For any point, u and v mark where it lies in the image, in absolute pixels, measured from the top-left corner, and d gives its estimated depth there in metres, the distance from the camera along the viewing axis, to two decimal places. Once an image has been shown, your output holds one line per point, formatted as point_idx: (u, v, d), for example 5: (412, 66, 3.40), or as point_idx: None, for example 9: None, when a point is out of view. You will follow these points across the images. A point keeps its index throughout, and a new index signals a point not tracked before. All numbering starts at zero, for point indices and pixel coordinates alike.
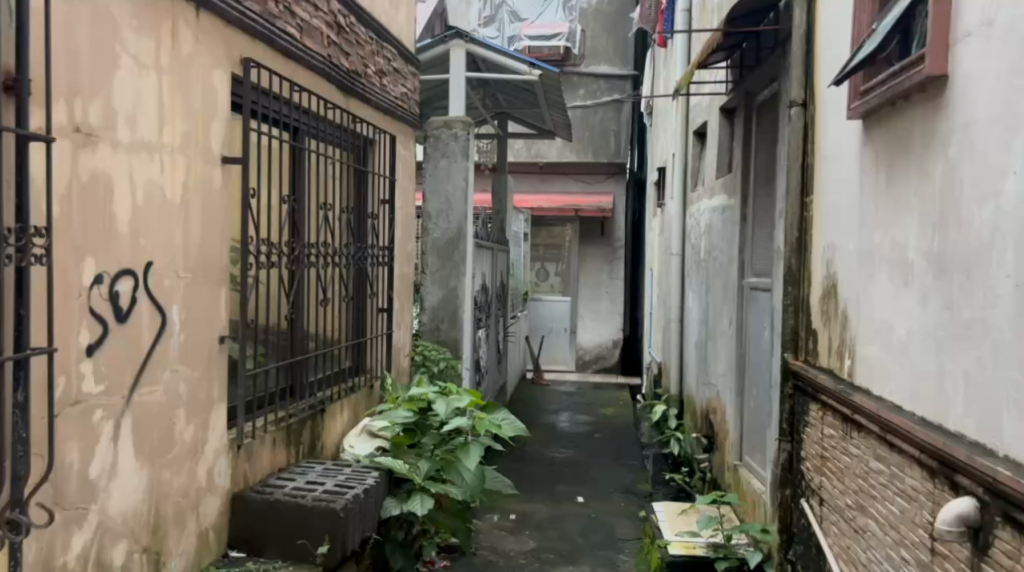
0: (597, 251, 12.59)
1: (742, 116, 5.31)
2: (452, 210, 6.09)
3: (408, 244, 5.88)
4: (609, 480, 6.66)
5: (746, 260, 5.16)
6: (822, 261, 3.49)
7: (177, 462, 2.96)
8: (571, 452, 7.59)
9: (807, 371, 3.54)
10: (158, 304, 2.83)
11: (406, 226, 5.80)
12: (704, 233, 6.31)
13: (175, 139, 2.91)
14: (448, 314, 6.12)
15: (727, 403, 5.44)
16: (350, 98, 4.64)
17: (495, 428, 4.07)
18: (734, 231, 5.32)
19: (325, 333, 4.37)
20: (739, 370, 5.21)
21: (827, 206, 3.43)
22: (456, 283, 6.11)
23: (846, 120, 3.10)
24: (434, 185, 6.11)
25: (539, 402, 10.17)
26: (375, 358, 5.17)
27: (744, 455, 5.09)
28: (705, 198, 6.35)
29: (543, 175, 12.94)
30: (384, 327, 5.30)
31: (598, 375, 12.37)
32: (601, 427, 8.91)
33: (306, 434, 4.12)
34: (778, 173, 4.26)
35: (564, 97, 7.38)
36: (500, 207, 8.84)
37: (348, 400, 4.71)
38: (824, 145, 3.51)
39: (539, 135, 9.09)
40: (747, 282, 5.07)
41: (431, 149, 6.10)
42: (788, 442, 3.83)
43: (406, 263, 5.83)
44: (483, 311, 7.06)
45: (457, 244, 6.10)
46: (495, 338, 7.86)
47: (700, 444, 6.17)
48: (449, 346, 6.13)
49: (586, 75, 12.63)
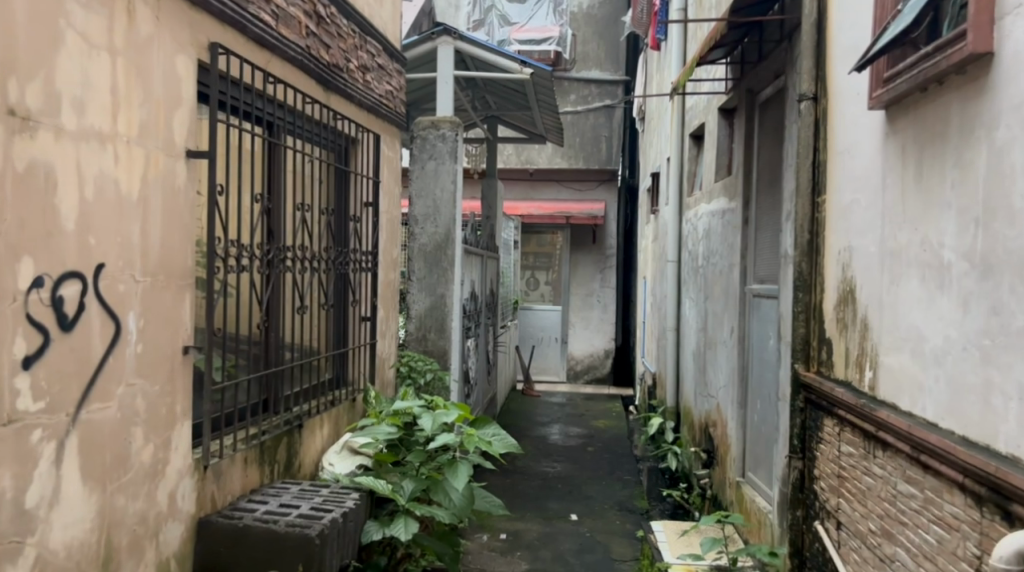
0: (589, 259, 12.34)
1: (743, 114, 5.03)
2: (440, 214, 5.84)
3: (393, 250, 5.61)
4: (603, 496, 6.38)
5: (749, 266, 4.92)
6: (837, 264, 3.25)
7: (134, 485, 2.68)
8: (563, 467, 7.31)
9: (823, 382, 3.28)
10: (110, 310, 2.55)
11: (391, 231, 5.53)
12: (702, 240, 6.07)
13: (132, 128, 2.63)
14: (435, 323, 5.84)
15: (728, 416, 5.19)
16: (330, 93, 4.37)
17: (486, 445, 3.79)
18: (736, 235, 5.07)
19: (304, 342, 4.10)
20: (742, 382, 4.96)
21: (844, 206, 3.19)
22: (443, 291, 5.84)
23: (866, 112, 2.86)
24: (420, 188, 5.84)
25: (529, 414, 9.90)
26: (357, 370, 4.89)
27: (748, 472, 4.83)
28: (703, 202, 6.10)
29: (532, 183, 12.63)
30: (367, 336, 5.03)
31: (589, 386, 12.11)
32: (594, 440, 8.63)
33: (282, 453, 3.83)
34: (786, 172, 4.02)
35: (556, 98, 7.13)
36: (488, 214, 8.58)
37: (329, 414, 4.43)
38: (839, 139, 3.27)
39: (529, 139, 8.86)
40: (750, 289, 4.82)
41: (417, 150, 5.83)
42: (799, 459, 3.58)
43: (391, 269, 5.55)
44: (472, 319, 6.79)
45: (445, 250, 5.84)
46: (484, 348, 7.58)
47: (700, 459, 5.94)
48: (436, 357, 5.86)
49: (576, 81, 12.38)
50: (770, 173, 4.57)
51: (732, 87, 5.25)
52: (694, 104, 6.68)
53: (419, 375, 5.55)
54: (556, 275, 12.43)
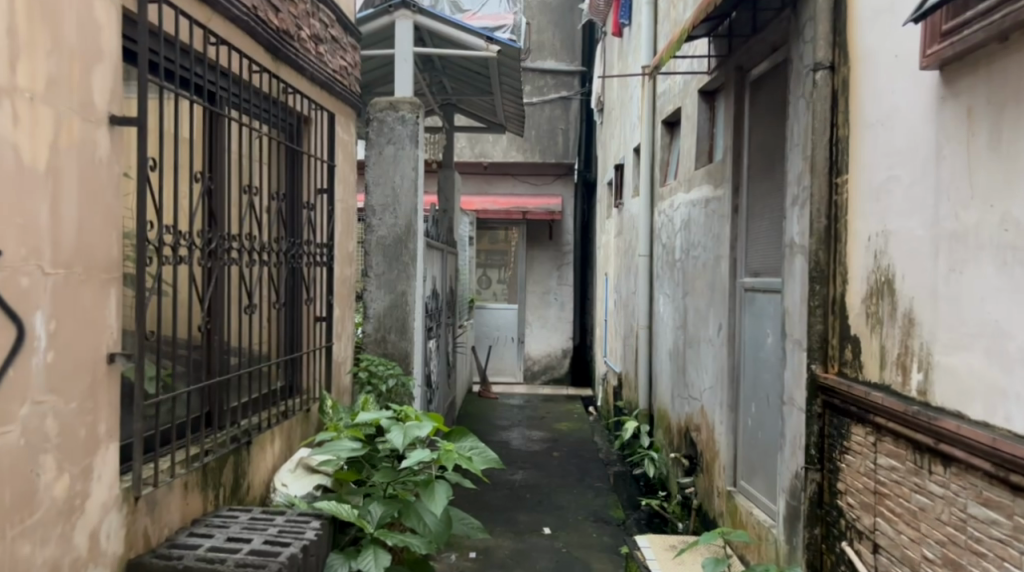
0: (545, 256, 11.95)
1: (731, 95, 4.66)
2: (399, 203, 5.35)
3: (349, 243, 5.11)
4: (576, 506, 5.96)
5: (739, 257, 4.55)
6: (867, 251, 2.88)
7: (41, 528, 2.15)
8: (529, 475, 6.87)
9: (851, 386, 2.89)
10: (8, 310, 2.02)
11: (346, 222, 5.02)
12: (680, 233, 5.70)
13: (37, 82, 2.11)
14: (396, 323, 5.35)
15: (715, 420, 4.83)
16: (280, 63, 3.86)
17: (466, 462, 3.32)
18: (724, 225, 4.70)
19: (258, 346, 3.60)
20: (733, 384, 4.59)
21: (875, 186, 2.82)
22: (404, 287, 5.36)
23: (916, 74, 2.48)
24: (378, 175, 5.35)
25: (488, 418, 9.43)
26: (311, 377, 4.39)
27: (741, 481, 4.46)
28: (680, 191, 5.73)
29: (487, 177, 12.19)
30: (321, 339, 4.54)
31: (547, 387, 11.71)
32: (558, 443, 8.22)
33: (227, 475, 3.32)
34: (791, 152, 3.65)
35: (521, 82, 6.70)
36: (445, 207, 8.19)
37: (280, 427, 3.92)
38: (867, 110, 2.91)
39: (487, 128, 8.43)
40: (743, 283, 4.45)
41: (374, 134, 5.34)
42: (817, 470, 3.20)
43: (346, 264, 5.05)
44: (433, 319, 6.30)
45: (406, 243, 5.36)
46: (444, 349, 7.09)
47: (681, 465, 5.53)
48: (397, 360, 5.37)
49: (531, 71, 11.93)
50: (766, 156, 4.20)
51: (718, 66, 4.87)
52: (665, 89, 6.30)
53: (378, 381, 5.01)
54: (511, 272, 11.98)
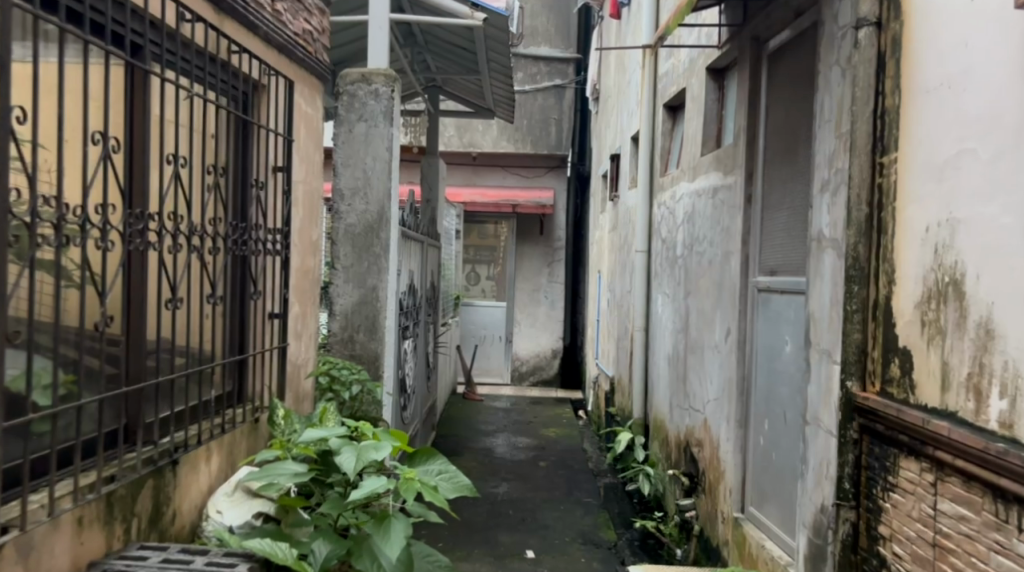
0: (536, 252, 11.41)
1: (745, 69, 4.12)
2: (371, 187, 4.81)
3: (313, 230, 4.58)
4: (563, 525, 5.42)
5: (752, 253, 4.02)
6: (923, 244, 2.34)
7: None
8: (512, 487, 6.32)
9: (902, 411, 2.33)
10: None
11: (309, 207, 4.49)
12: (683, 227, 5.17)
13: None
14: (365, 322, 4.82)
15: (720, 437, 4.29)
16: (224, 16, 3.31)
17: (430, 492, 2.76)
18: (735, 217, 4.16)
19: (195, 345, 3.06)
20: (743, 397, 4.06)
21: (937, 163, 2.28)
22: (375, 282, 4.83)
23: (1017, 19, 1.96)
24: (347, 156, 4.81)
25: (472, 422, 8.88)
26: (260, 382, 3.83)
27: (750, 507, 3.94)
28: (683, 180, 5.20)
29: (476, 168, 11.64)
30: (275, 338, 3.99)
31: (536, 390, 11.17)
32: (545, 452, 7.68)
33: (146, 502, 2.76)
34: (821, 131, 3.12)
35: (510, 58, 6.17)
36: (429, 197, 7.67)
37: (219, 441, 3.37)
38: (926, 71, 2.37)
39: (475, 114, 7.93)
40: (757, 283, 3.93)
41: (344, 110, 4.80)
42: (851, 508, 2.66)
43: (309, 255, 4.51)
44: (410, 317, 5.75)
45: (377, 233, 4.82)
46: (423, 350, 6.54)
47: (679, 484, 5.00)
48: (365, 363, 4.84)
49: (524, 57, 11.36)
50: (786, 136, 3.66)
51: (729, 38, 4.33)
52: (668, 68, 5.76)
53: (341, 388, 4.46)
54: (500, 269, 11.43)
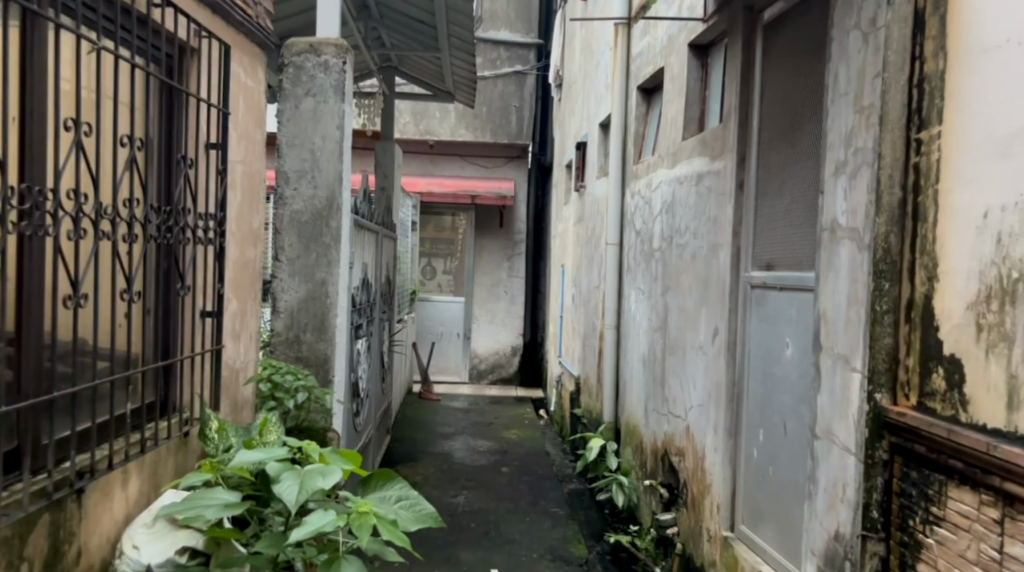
0: (495, 245, 10.99)
1: (736, 41, 3.74)
2: (320, 170, 4.35)
3: (253, 217, 4.11)
4: (530, 539, 5.02)
5: (744, 246, 3.66)
6: (985, 234, 1.98)
7: None
8: (473, 497, 5.89)
9: (954, 432, 1.98)
10: None
11: (248, 192, 4.02)
12: (661, 218, 4.80)
13: None
14: (314, 320, 4.35)
15: (706, 447, 3.93)
16: None
17: (387, 528, 2.32)
18: (724, 205, 3.80)
19: (110, 348, 2.58)
20: (733, 404, 3.69)
21: (1002, 136, 1.93)
22: (324, 275, 4.36)
23: None
24: (292, 135, 4.34)
25: (429, 424, 8.43)
26: (188, 390, 3.33)
27: (741, 525, 3.57)
28: (661, 167, 4.83)
29: (433, 157, 11.17)
30: (208, 340, 3.49)
31: (495, 388, 10.76)
32: (507, 456, 7.27)
33: (41, 542, 2.29)
34: (834, 105, 2.74)
35: (473, 34, 5.74)
36: (384, 184, 7.21)
37: (140, 462, 2.87)
38: (982, 29, 2.01)
39: (434, 96, 7.60)
40: (750, 278, 3.56)
41: (289, 84, 4.33)
42: (881, 541, 2.29)
43: (247, 245, 4.04)
44: (364, 314, 5.28)
45: (327, 221, 4.35)
46: (377, 349, 6.08)
47: (657, 496, 4.63)
48: (313, 366, 4.36)
49: (483, 42, 10.88)
50: (787, 115, 3.30)
51: (717, 9, 3.95)
52: (643, 47, 5.37)
53: (285, 396, 3.96)
54: (458, 262, 10.97)
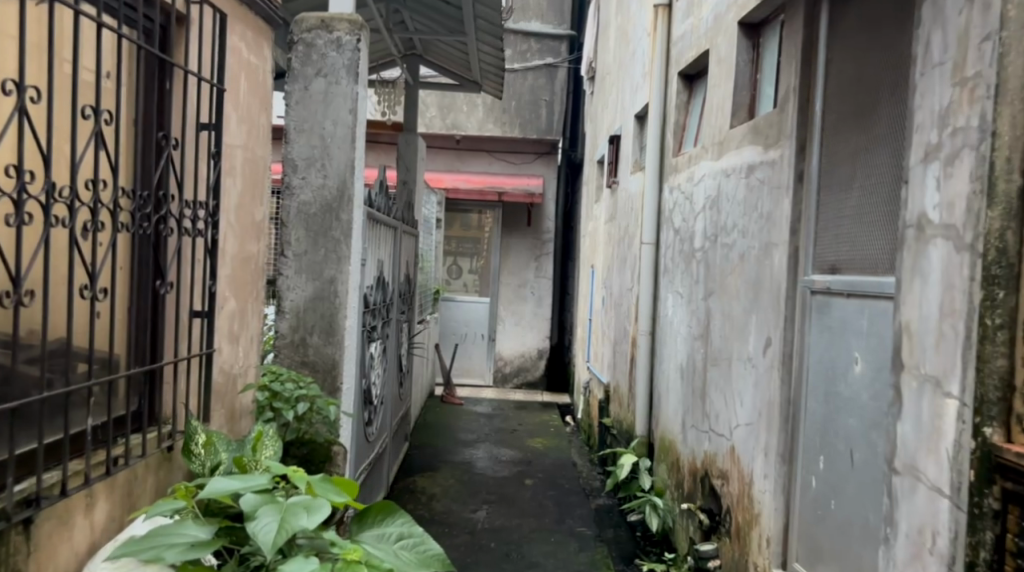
0: (523, 244, 10.59)
1: (797, 15, 3.31)
2: (330, 158, 3.97)
3: (256, 209, 3.75)
4: (554, 562, 4.61)
5: (803, 246, 3.22)
6: None
7: None
8: (494, 512, 5.50)
9: None
10: None
11: (249, 180, 3.66)
12: (704, 215, 4.37)
13: None
14: (322, 322, 3.97)
15: (755, 472, 3.50)
16: None
17: None
18: (780, 201, 3.36)
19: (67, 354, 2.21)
20: (787, 426, 3.26)
21: None
22: (333, 273, 3.98)
23: None
24: (300, 119, 3.97)
25: (450, 430, 8.05)
26: (173, 400, 2.96)
27: (796, 564, 3.14)
28: (705, 159, 4.39)
29: (459, 153, 10.79)
30: (199, 343, 3.12)
31: (520, 393, 10.36)
32: (531, 467, 6.87)
33: None
34: (924, 79, 2.31)
35: (501, 16, 5.35)
36: (405, 178, 6.83)
37: (110, 483, 2.49)
38: None
39: (460, 87, 7.24)
40: (810, 283, 3.13)
41: (298, 63, 3.96)
42: None
43: (249, 238, 3.67)
44: (379, 316, 4.90)
45: (337, 213, 3.97)
46: (395, 351, 5.69)
47: (696, 522, 4.20)
48: (319, 372, 3.98)
49: (513, 33, 10.47)
50: (860, 96, 2.86)
51: None
52: (686, 29, 4.95)
53: (283, 406, 3.59)
54: (484, 262, 10.59)
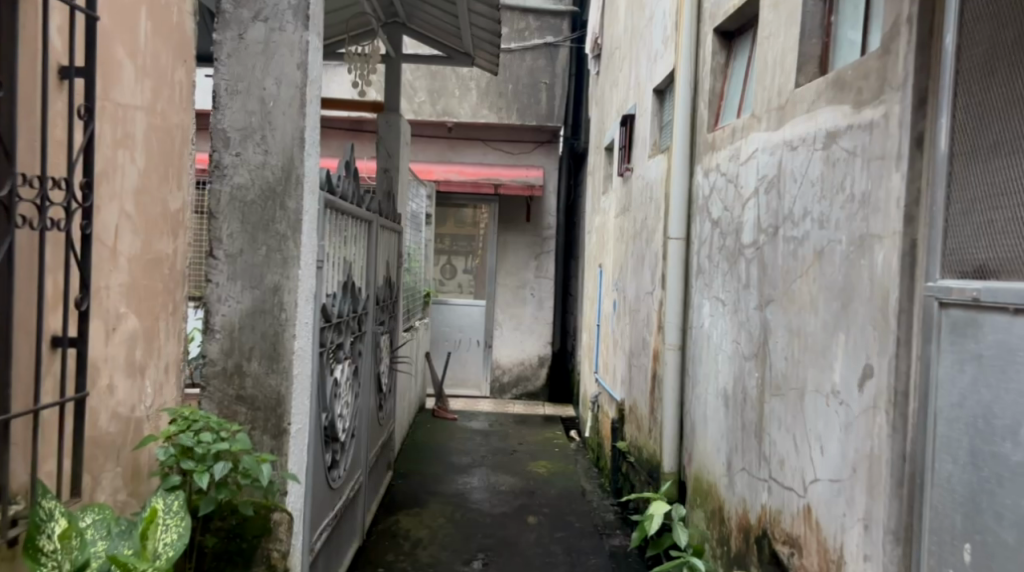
0: (521, 242, 9.64)
1: None
2: (273, 129, 3.02)
3: (170, 195, 2.80)
4: None
5: (926, 240, 2.28)
6: None
7: None
8: (491, 565, 4.56)
9: None
10: None
11: (159, 155, 2.70)
12: (757, 201, 3.42)
13: None
14: (263, 343, 3.02)
15: (847, 548, 2.56)
16: None
17: None
18: (887, 177, 2.42)
19: None
20: (898, 497, 2.32)
21: None
22: (278, 278, 3.02)
23: None
24: (233, 79, 3.02)
25: (441, 452, 7.11)
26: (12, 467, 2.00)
27: None
28: (757, 130, 3.45)
29: (451, 142, 9.83)
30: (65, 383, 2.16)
31: (519, 405, 9.42)
32: (534, 498, 5.93)
33: None
34: None
35: None
36: (386, 164, 5.89)
37: None
38: None
39: (448, 60, 6.29)
40: (938, 292, 2.19)
41: (230, 3, 3.00)
42: None
43: (161, 233, 2.73)
44: (347, 330, 3.96)
45: (283, 200, 3.02)
46: (371, 369, 4.74)
47: None
48: (261, 409, 3.02)
49: (510, 10, 9.49)
50: None
51: None
52: None
53: (196, 468, 2.49)
54: (479, 261, 9.67)
